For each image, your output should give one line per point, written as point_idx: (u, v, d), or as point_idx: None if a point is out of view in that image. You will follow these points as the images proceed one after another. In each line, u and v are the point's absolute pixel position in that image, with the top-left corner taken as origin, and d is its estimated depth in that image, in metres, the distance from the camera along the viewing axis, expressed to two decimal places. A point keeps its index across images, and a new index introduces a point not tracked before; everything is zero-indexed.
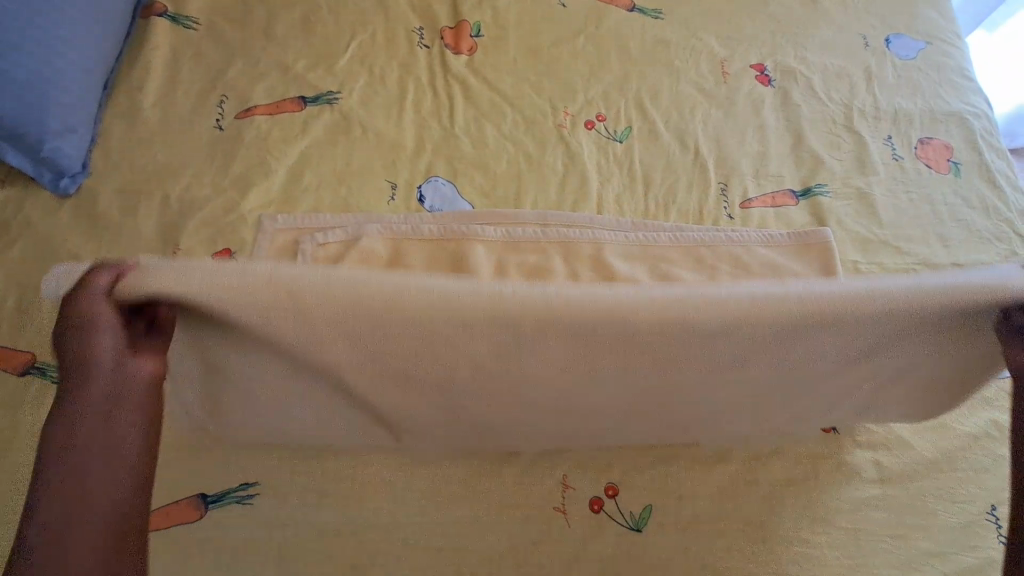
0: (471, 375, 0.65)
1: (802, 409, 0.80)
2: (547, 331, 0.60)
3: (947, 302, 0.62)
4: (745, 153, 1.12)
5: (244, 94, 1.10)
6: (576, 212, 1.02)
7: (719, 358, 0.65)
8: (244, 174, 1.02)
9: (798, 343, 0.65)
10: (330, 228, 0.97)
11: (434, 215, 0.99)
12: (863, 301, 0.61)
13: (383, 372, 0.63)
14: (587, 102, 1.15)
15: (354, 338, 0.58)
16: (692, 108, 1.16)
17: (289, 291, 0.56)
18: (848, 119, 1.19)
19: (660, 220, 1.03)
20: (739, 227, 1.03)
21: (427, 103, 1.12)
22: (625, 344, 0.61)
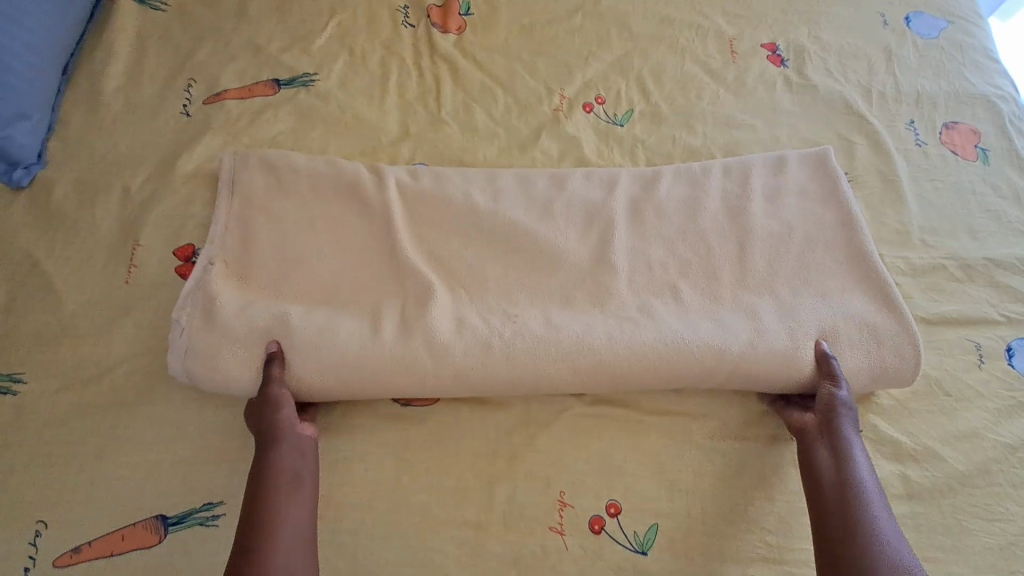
0: (471, 212, 0.85)
1: (762, 286, 0.84)
2: (526, 176, 0.90)
3: (751, 162, 0.93)
4: (756, 139, 1.03)
5: (214, 78, 1.02)
6: (574, 179, 0.90)
7: (640, 196, 0.89)
8: (212, 163, 0.93)
9: (695, 190, 0.90)
10: (289, 201, 0.85)
11: (413, 189, 0.86)
12: (698, 168, 0.92)
13: (411, 203, 0.86)
14: (586, 84, 1.06)
15: (403, 173, 0.88)
16: (698, 89, 1.07)
17: (312, 161, 0.87)
18: (867, 102, 1.10)
19: (668, 185, 0.91)
20: (763, 200, 0.90)
21: (412, 86, 1.03)
22: (581, 182, 0.90)
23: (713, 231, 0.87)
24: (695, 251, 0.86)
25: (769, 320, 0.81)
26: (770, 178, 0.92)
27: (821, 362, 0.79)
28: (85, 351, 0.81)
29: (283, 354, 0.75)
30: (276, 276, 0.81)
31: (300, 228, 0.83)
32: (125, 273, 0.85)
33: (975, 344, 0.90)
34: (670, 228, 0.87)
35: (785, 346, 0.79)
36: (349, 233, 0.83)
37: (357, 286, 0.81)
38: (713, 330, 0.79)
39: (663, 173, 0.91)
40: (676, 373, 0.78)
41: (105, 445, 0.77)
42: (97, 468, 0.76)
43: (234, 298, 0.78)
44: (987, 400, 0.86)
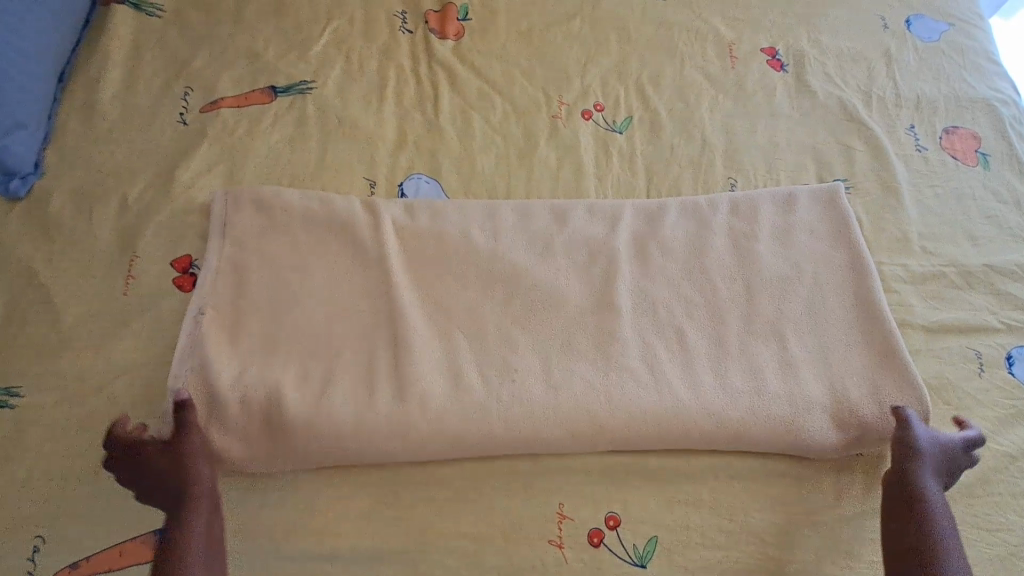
0: (467, 248, 0.85)
1: (768, 335, 0.83)
2: (525, 209, 0.90)
3: (757, 199, 0.94)
4: (756, 145, 1.03)
5: (211, 86, 1.01)
6: (575, 214, 0.90)
7: (644, 233, 0.90)
8: (209, 171, 0.93)
9: (701, 227, 0.91)
10: (286, 235, 0.84)
11: (410, 227, 0.86)
12: (706, 205, 0.93)
13: (407, 237, 0.85)
14: (584, 90, 1.05)
15: (397, 207, 0.88)
16: (697, 94, 1.07)
17: (310, 199, 0.87)
18: (866, 107, 1.09)
19: (671, 218, 0.91)
20: (772, 240, 0.90)
21: (409, 92, 1.03)
22: (583, 218, 0.90)
23: (720, 271, 0.87)
24: (704, 291, 0.86)
25: (769, 375, 0.81)
26: (776, 218, 0.92)
27: (820, 424, 0.78)
28: (84, 363, 0.81)
29: (286, 397, 0.73)
30: (272, 321, 0.79)
31: (296, 261, 0.83)
32: (123, 284, 0.85)
33: (975, 353, 0.90)
34: (676, 272, 0.87)
35: (784, 407, 0.79)
36: (343, 270, 0.83)
37: (351, 323, 0.79)
38: (720, 377, 0.80)
39: (671, 206, 0.92)
40: (684, 414, 0.76)
41: (105, 458, 0.77)
42: (97, 482, 0.76)
43: (237, 344, 0.77)
44: (987, 409, 0.86)
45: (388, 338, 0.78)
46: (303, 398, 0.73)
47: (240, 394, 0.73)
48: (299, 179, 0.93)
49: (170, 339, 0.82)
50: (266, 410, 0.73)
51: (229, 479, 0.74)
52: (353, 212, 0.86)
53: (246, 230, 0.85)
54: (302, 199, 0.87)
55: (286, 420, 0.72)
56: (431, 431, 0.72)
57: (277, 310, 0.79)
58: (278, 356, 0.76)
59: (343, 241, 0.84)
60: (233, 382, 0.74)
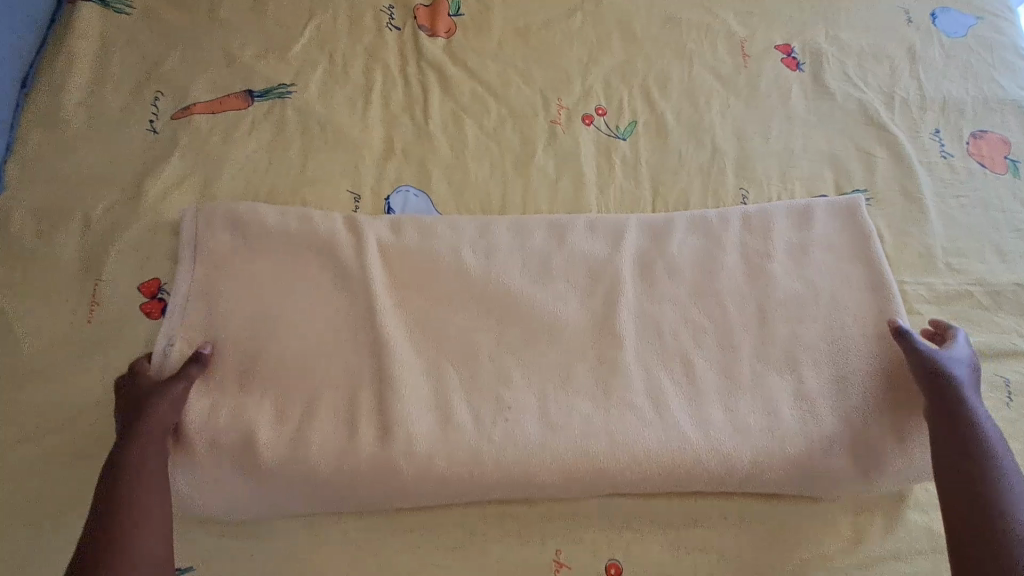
0: (458, 270, 0.79)
1: (783, 366, 0.77)
2: (521, 226, 0.83)
3: (770, 213, 0.87)
4: (770, 152, 0.96)
5: (183, 90, 0.94)
6: (574, 231, 0.83)
7: (649, 252, 0.84)
8: (180, 185, 0.86)
9: (711, 245, 0.84)
10: (261, 255, 0.78)
11: (396, 246, 0.80)
12: (716, 219, 0.86)
13: (393, 259, 0.79)
14: (586, 93, 0.98)
15: (382, 224, 0.81)
16: (707, 96, 0.99)
17: (288, 215, 0.81)
18: (889, 110, 1.02)
19: (678, 236, 0.85)
20: (787, 259, 0.84)
21: (397, 95, 0.95)
22: (583, 235, 0.84)
23: (731, 294, 0.81)
24: (713, 317, 0.80)
25: (784, 411, 0.75)
26: (792, 233, 0.86)
27: (837, 464, 0.73)
28: (47, 396, 0.75)
29: (261, 437, 0.68)
30: (245, 353, 0.73)
31: (272, 284, 0.77)
32: (87, 311, 0.79)
33: (1003, 380, 0.83)
34: (682, 296, 0.81)
35: (800, 446, 0.73)
36: (323, 293, 0.76)
37: (331, 352, 0.73)
38: (730, 411, 0.74)
39: (678, 222, 0.86)
40: (690, 454, 0.71)
41: (71, 500, 0.72)
42: (62, 526, 0.71)
43: (213, 381, 0.72)
44: (1015, 442, 0.80)
45: (372, 371, 0.72)
46: (280, 437, 0.68)
47: (217, 437, 0.68)
48: (278, 192, 0.86)
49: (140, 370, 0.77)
50: (244, 453, 0.68)
51: (199, 528, 0.68)
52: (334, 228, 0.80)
53: (218, 249, 0.78)
54: (279, 215, 0.80)
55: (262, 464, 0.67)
56: (419, 473, 0.67)
57: (253, 339, 0.74)
58: (252, 391, 0.71)
59: (323, 261, 0.78)
60: (204, 421, 0.69)
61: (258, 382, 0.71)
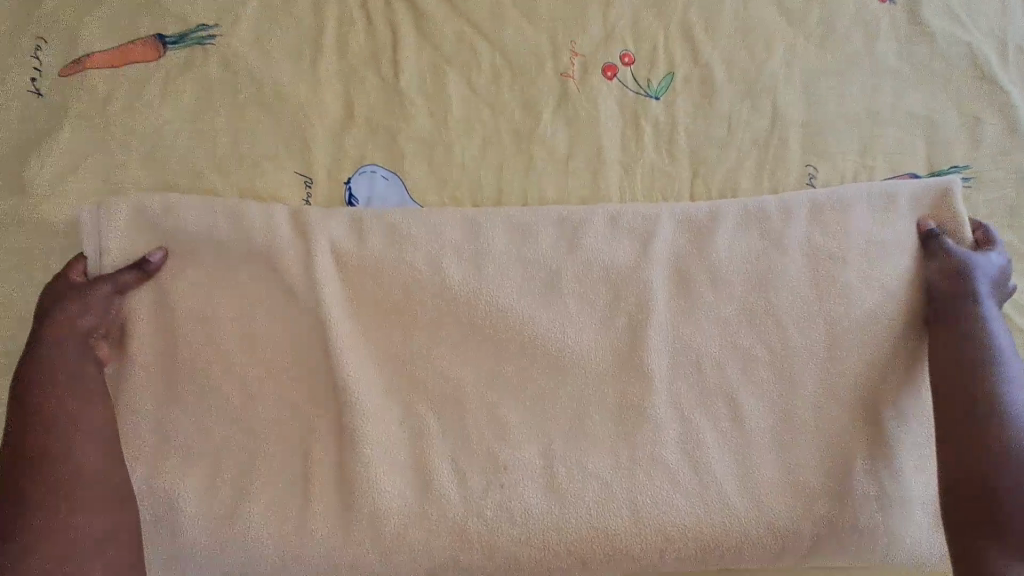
0: (439, 289, 0.62)
1: (856, 410, 0.62)
2: (522, 223, 0.64)
3: (849, 200, 0.66)
4: (846, 115, 0.73)
5: (71, 33, 0.70)
6: (589, 230, 0.64)
7: (687, 257, 0.64)
8: (78, 170, 0.66)
9: (770, 248, 0.65)
10: (192, 267, 0.63)
11: (358, 255, 0.62)
12: (774, 207, 0.66)
13: (356, 275, 0.62)
14: (607, 34, 0.74)
15: (342, 221, 0.64)
16: (768, 38, 0.75)
17: (221, 215, 0.63)
18: (1002, 58, 0.77)
19: (724, 232, 0.65)
20: (868, 265, 0.65)
21: (356, 39, 0.72)
22: (602, 234, 0.64)
23: (795, 314, 0.63)
24: (766, 345, 0.63)
25: (853, 465, 0.61)
26: (879, 226, 0.65)
27: (914, 525, 0.61)
28: None
29: (220, 496, 0.60)
30: (185, 399, 0.61)
31: (209, 307, 0.62)
32: None
33: None
34: (727, 315, 0.63)
35: (870, 509, 0.60)
36: (276, 321, 0.62)
37: (293, 397, 0.61)
38: (788, 469, 0.61)
39: (724, 212, 0.66)
40: (726, 518, 0.59)
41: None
42: None
43: (157, 437, 0.61)
44: None
45: (343, 422, 0.60)
46: (238, 497, 0.59)
47: (171, 502, 0.59)
48: (207, 178, 0.67)
49: None
50: (204, 518, 0.59)
51: None
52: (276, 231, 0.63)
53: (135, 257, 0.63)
54: (210, 215, 0.63)
55: (221, 527, 0.59)
56: (403, 546, 0.58)
57: (193, 380, 0.61)
58: (202, 443, 0.60)
59: (268, 278, 0.63)
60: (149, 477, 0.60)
61: (210, 431, 0.60)
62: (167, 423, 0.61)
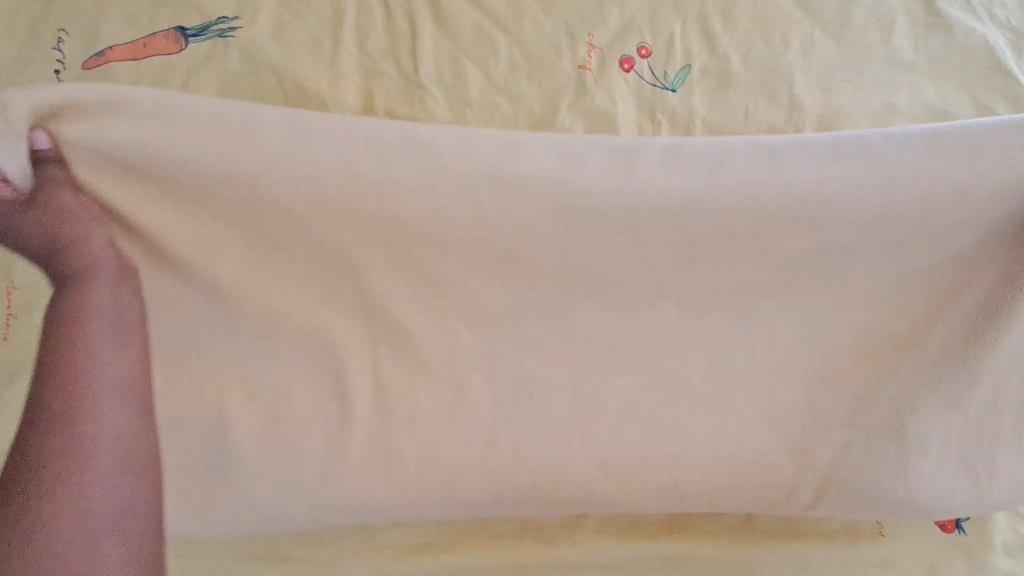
0: (470, 225, 0.56)
1: (892, 376, 0.61)
2: (564, 149, 0.57)
3: (964, 124, 0.55)
4: (862, 106, 0.74)
5: (93, 27, 0.71)
6: (642, 164, 0.57)
7: (760, 190, 0.55)
8: None
9: (876, 181, 0.55)
10: (178, 196, 0.54)
11: (373, 194, 0.54)
12: (862, 133, 0.57)
13: (375, 221, 0.56)
14: (624, 26, 0.74)
15: (356, 136, 0.55)
16: (784, 29, 0.75)
17: (203, 134, 0.52)
18: (1016, 51, 0.78)
19: (804, 162, 0.56)
20: (972, 200, 0.55)
21: (375, 31, 0.72)
22: (656, 165, 0.57)
23: (864, 255, 0.58)
24: (810, 291, 0.60)
25: (878, 405, 0.61)
26: (1004, 154, 0.54)
27: (938, 465, 0.61)
28: None
29: (238, 464, 0.57)
30: (198, 356, 0.58)
31: (210, 244, 0.56)
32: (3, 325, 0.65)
33: None
34: (776, 262, 0.59)
35: (887, 447, 0.60)
36: (292, 267, 0.58)
37: (312, 360, 0.59)
38: (814, 438, 0.60)
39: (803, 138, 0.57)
40: (748, 490, 0.60)
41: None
42: None
43: (165, 395, 0.57)
44: None
45: (368, 393, 0.59)
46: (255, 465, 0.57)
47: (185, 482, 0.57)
48: None
49: None
50: (230, 493, 0.57)
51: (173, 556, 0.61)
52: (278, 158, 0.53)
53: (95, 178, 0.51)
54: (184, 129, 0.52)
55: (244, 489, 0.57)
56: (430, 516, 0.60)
57: (206, 342, 0.58)
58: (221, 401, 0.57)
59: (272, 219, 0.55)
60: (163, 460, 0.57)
61: (221, 407, 0.57)
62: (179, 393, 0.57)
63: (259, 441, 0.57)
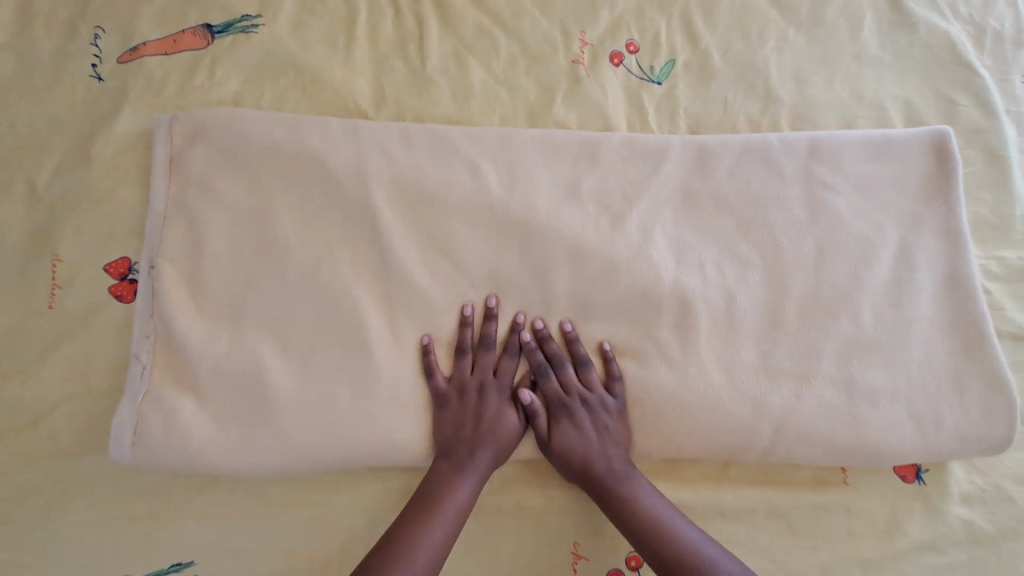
0: (473, 198, 0.69)
1: (839, 330, 0.69)
2: (545, 141, 0.73)
3: (833, 139, 0.76)
4: (832, 98, 0.81)
5: (128, 24, 0.77)
6: (606, 154, 0.73)
7: (693, 177, 0.73)
8: (137, 145, 0.73)
9: (769, 174, 0.74)
10: (247, 178, 0.69)
11: (396, 177, 0.69)
12: (766, 139, 0.75)
13: (399, 195, 0.69)
14: (614, 24, 0.81)
15: (386, 137, 0.71)
16: (761, 27, 0.82)
17: (279, 135, 0.70)
18: (977, 47, 0.84)
19: (722, 158, 0.74)
20: (842, 191, 0.74)
21: (385, 29, 0.79)
22: (617, 156, 0.73)
23: (786, 229, 0.72)
24: (756, 255, 0.71)
25: (826, 358, 0.69)
26: (858, 164, 0.75)
27: (887, 415, 0.67)
28: (8, 392, 0.67)
29: (268, 400, 0.64)
30: (235, 315, 0.66)
31: (259, 212, 0.68)
32: (47, 296, 0.69)
33: None
34: (720, 231, 0.72)
35: (837, 395, 0.68)
36: (321, 230, 0.68)
37: (331, 313, 0.66)
38: (778, 387, 0.68)
39: (724, 139, 0.75)
40: (722, 435, 0.67)
41: (40, 508, 0.65)
42: (42, 530, 0.65)
43: (207, 340, 0.65)
44: None
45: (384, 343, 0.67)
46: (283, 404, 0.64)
47: (218, 424, 0.64)
48: None
49: (113, 365, 0.68)
50: (259, 436, 0.64)
51: (203, 501, 0.67)
52: (330, 154, 0.69)
53: (205, 168, 0.69)
54: (266, 129, 0.70)
55: (272, 423, 0.64)
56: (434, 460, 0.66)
57: (244, 295, 0.66)
58: (257, 344, 0.65)
59: (316, 196, 0.69)
60: (199, 406, 0.64)
61: (257, 356, 0.65)
62: (219, 337, 0.65)
63: (284, 385, 0.64)
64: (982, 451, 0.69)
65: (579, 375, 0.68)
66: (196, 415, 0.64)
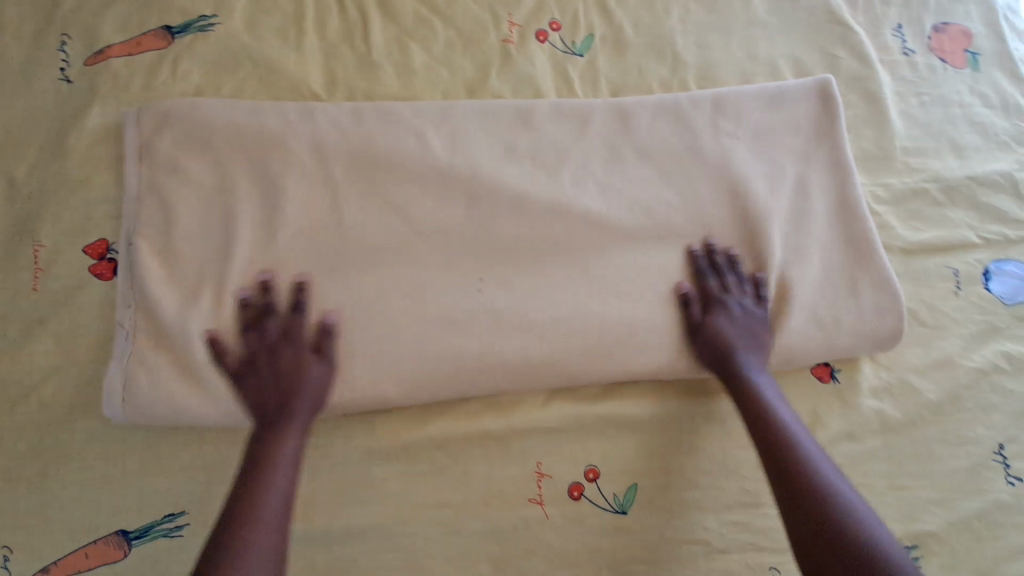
0: (421, 161, 0.78)
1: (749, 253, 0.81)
2: (483, 110, 0.82)
3: (734, 93, 0.87)
4: (732, 58, 0.92)
5: (92, 31, 0.84)
6: (538, 119, 0.83)
7: (615, 133, 0.83)
8: (108, 137, 0.79)
9: (681, 126, 0.84)
10: (214, 157, 0.76)
11: (351, 147, 0.78)
12: (676, 97, 0.86)
13: (354, 164, 0.77)
14: (536, 7, 0.91)
15: (338, 114, 0.79)
16: (665, 3, 0.94)
17: (241, 118, 0.78)
18: (850, 9, 0.98)
19: (640, 116, 0.84)
20: (745, 137, 0.85)
21: (332, 21, 0.88)
22: (548, 119, 0.83)
23: (699, 171, 0.83)
24: (675, 195, 0.82)
25: (739, 277, 0.79)
26: (757, 113, 0.86)
27: (795, 320, 0.78)
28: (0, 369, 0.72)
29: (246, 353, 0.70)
30: (211, 279, 0.72)
31: (227, 187, 0.75)
32: (31, 279, 0.74)
33: (952, 270, 0.89)
34: (642, 177, 0.82)
35: (752, 308, 0.78)
36: (284, 199, 0.75)
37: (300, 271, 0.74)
38: (702, 306, 0.78)
39: (639, 100, 0.85)
40: (659, 351, 0.76)
41: (36, 473, 0.70)
42: (40, 494, 0.70)
43: (186, 304, 0.71)
44: (961, 328, 0.87)
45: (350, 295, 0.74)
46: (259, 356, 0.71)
47: (201, 377, 0.70)
48: None
49: (98, 336, 0.74)
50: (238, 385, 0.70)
51: (192, 453, 0.72)
52: (288, 131, 0.77)
53: (170, 150, 0.76)
54: (228, 113, 0.78)
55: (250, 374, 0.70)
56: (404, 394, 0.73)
57: (218, 260, 0.73)
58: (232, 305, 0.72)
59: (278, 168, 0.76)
60: (183, 363, 0.70)
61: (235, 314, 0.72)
62: (197, 300, 0.72)
63: (260, 339, 0.71)
64: (877, 345, 0.80)
65: (720, 279, 0.79)
66: (182, 371, 0.70)
